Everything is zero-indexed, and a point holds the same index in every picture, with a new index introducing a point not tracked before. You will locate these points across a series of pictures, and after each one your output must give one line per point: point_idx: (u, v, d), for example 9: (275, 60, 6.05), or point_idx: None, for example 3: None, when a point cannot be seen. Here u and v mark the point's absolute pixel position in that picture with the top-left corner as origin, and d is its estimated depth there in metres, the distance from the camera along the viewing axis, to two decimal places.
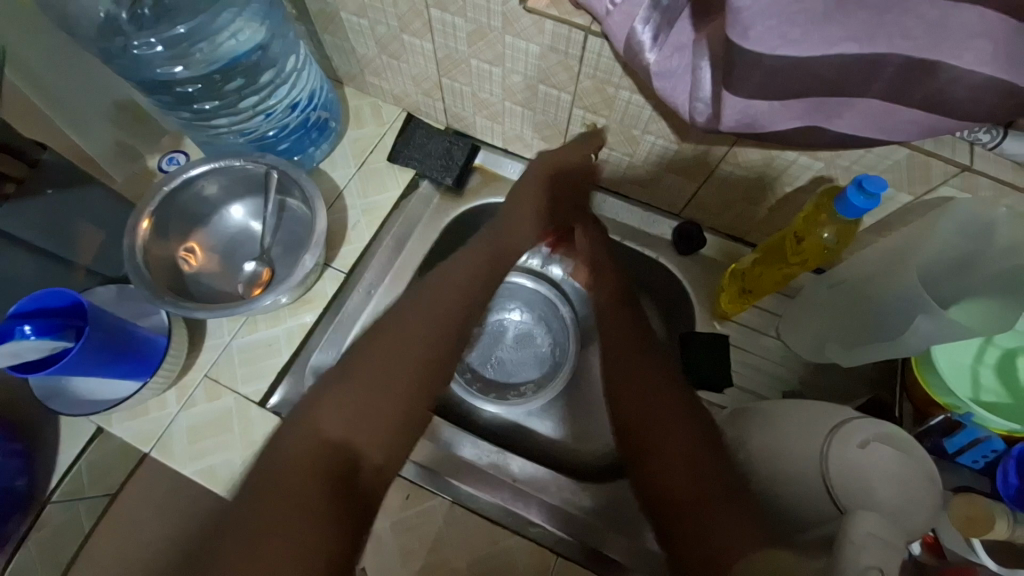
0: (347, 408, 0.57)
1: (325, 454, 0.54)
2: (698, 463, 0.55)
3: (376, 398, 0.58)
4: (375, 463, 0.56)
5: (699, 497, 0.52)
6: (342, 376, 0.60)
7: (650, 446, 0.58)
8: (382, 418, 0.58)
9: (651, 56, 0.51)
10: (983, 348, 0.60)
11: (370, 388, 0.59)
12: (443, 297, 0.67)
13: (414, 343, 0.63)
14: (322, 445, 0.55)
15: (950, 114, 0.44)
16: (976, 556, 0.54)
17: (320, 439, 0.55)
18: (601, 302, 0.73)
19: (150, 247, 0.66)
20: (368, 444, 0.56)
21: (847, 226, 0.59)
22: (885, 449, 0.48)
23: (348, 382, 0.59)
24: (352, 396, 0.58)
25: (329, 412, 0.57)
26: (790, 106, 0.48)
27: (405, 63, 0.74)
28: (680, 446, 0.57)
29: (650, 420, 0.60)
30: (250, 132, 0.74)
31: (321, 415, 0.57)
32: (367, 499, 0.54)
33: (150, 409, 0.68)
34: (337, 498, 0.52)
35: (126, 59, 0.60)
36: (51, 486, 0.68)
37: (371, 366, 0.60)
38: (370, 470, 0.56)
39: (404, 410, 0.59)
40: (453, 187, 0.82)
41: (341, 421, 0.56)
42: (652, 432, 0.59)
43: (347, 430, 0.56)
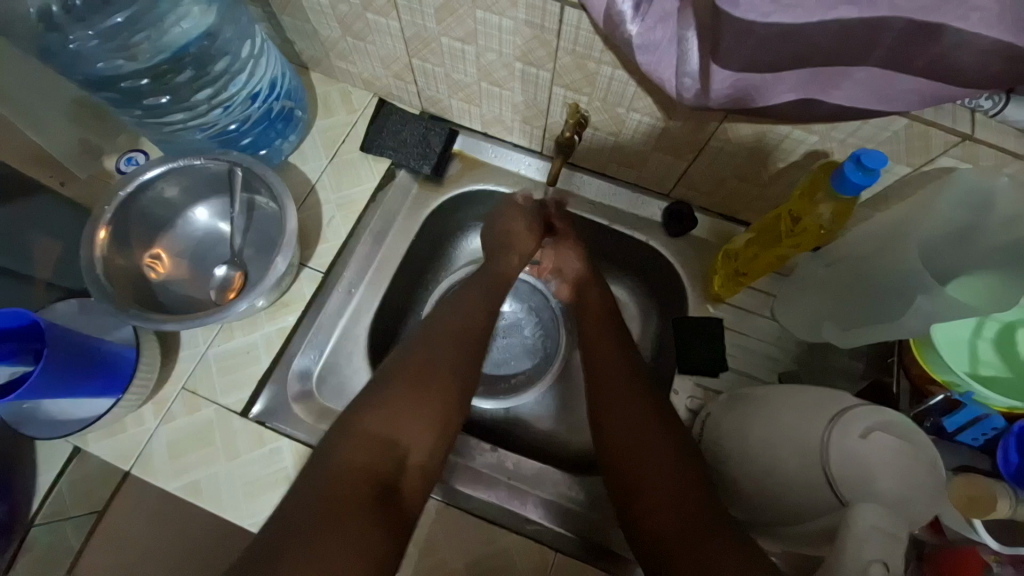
0: (396, 412, 0.54)
1: (373, 455, 0.51)
2: (677, 486, 0.53)
3: (418, 400, 0.56)
4: (419, 471, 0.53)
5: (671, 511, 0.51)
6: (391, 381, 0.57)
7: (630, 467, 0.56)
8: (423, 422, 0.55)
9: (633, 28, 0.48)
10: (981, 323, 0.58)
11: (419, 392, 0.56)
12: (469, 309, 0.66)
13: (455, 352, 0.61)
14: (374, 452, 0.51)
15: (954, 81, 0.41)
16: (978, 536, 0.53)
17: (369, 443, 0.51)
18: (588, 306, 0.72)
19: (111, 258, 0.62)
20: (414, 451, 0.53)
21: (845, 204, 0.55)
22: (889, 437, 0.46)
23: (397, 387, 0.56)
24: (393, 399, 0.55)
25: (376, 416, 0.53)
26: (783, 78, 0.44)
27: (372, 44, 0.69)
28: (657, 462, 0.55)
29: (629, 440, 0.58)
30: (208, 128, 0.69)
31: (367, 419, 0.53)
32: (412, 511, 0.51)
33: (128, 426, 0.65)
34: (385, 507, 0.48)
35: (63, 55, 0.55)
36: (33, 509, 0.66)
37: (411, 370, 0.58)
38: (415, 479, 0.52)
39: (443, 414, 0.57)
40: (432, 176, 0.78)
41: (390, 426, 0.53)
42: (633, 454, 0.57)
43: (392, 429, 0.53)
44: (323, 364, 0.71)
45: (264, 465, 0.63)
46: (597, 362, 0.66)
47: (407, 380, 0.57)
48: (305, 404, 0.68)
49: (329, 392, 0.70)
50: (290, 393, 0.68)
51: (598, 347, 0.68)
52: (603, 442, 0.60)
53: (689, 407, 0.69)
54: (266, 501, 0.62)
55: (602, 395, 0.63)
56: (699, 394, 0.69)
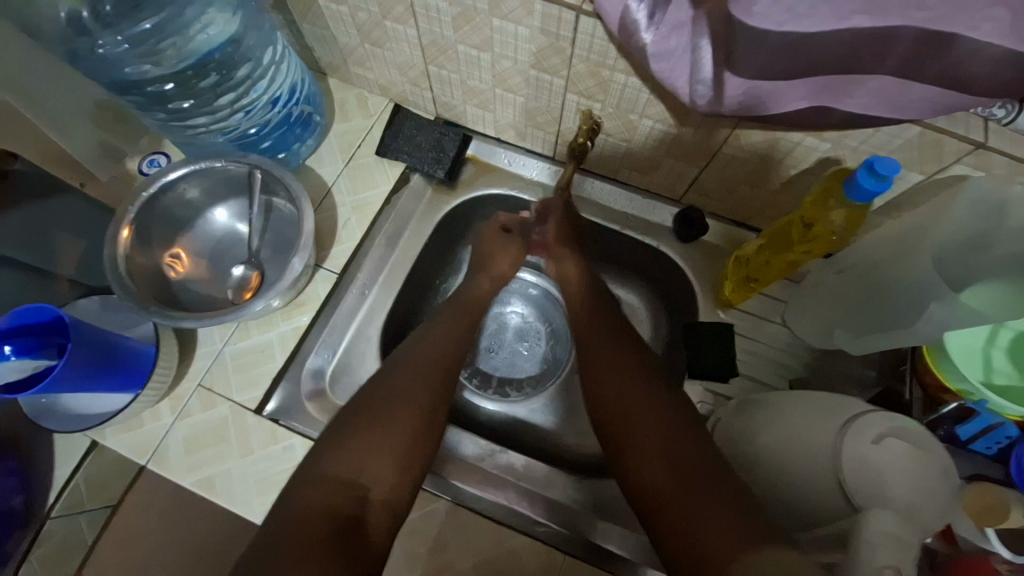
0: (360, 452, 0.54)
1: (333, 495, 0.51)
2: (683, 468, 0.53)
3: (379, 437, 0.55)
4: (385, 506, 0.53)
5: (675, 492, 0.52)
6: (351, 421, 0.56)
7: (635, 466, 0.56)
8: (387, 456, 0.54)
9: (648, 36, 0.48)
10: (995, 331, 0.58)
11: (381, 428, 0.56)
12: (445, 339, 0.66)
13: (422, 387, 0.60)
14: (334, 491, 0.51)
15: (966, 90, 0.41)
16: (989, 545, 0.53)
17: (331, 484, 0.51)
18: (580, 328, 0.71)
19: (133, 256, 0.63)
20: (378, 487, 0.53)
21: (857, 211, 0.55)
22: (900, 443, 0.46)
23: (360, 424, 0.56)
24: (354, 441, 0.54)
25: (340, 455, 0.53)
26: (796, 86, 0.45)
27: (389, 50, 0.71)
28: (665, 449, 0.56)
29: (634, 436, 0.58)
30: (230, 131, 0.71)
31: (331, 459, 0.53)
32: (377, 546, 0.50)
33: (144, 421, 0.66)
34: (346, 545, 0.48)
35: (93, 60, 0.57)
36: (49, 502, 0.67)
37: (374, 407, 0.57)
38: (381, 515, 0.52)
39: (406, 444, 0.56)
40: (445, 179, 0.79)
41: (352, 465, 0.53)
42: (638, 451, 0.57)
43: (352, 470, 0.53)
44: (336, 363, 0.71)
45: (277, 461, 0.64)
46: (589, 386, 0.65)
47: (370, 418, 0.56)
48: (318, 403, 0.69)
49: (341, 391, 0.70)
50: (304, 390, 0.69)
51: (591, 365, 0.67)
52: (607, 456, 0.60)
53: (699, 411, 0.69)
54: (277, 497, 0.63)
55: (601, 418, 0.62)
56: (709, 399, 0.69)
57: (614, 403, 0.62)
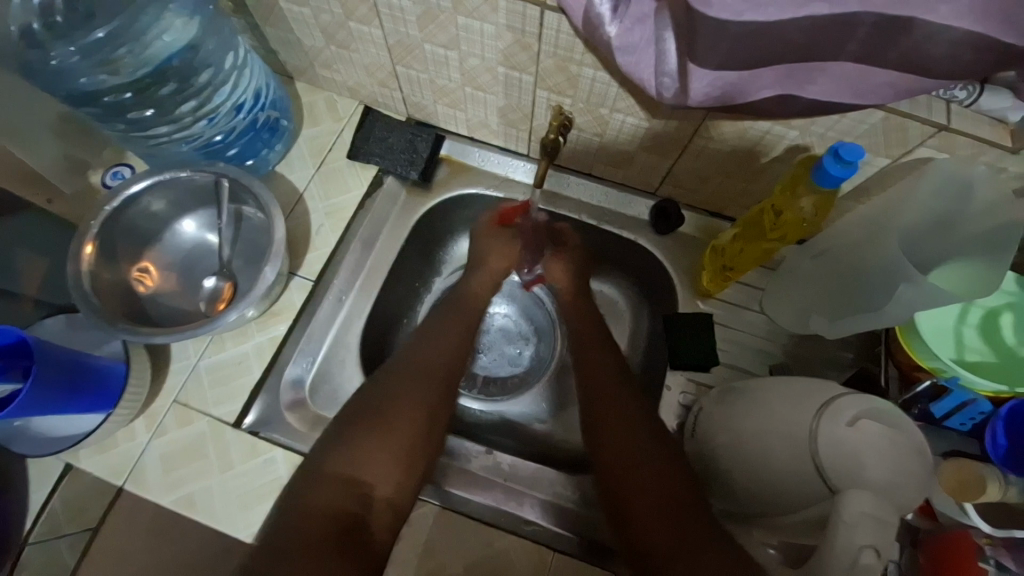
0: (362, 451, 0.54)
1: (337, 496, 0.51)
2: (671, 503, 0.53)
3: (382, 437, 0.55)
4: (387, 505, 0.53)
5: (664, 527, 0.52)
6: (357, 422, 0.56)
7: (620, 478, 0.57)
8: (390, 456, 0.54)
9: (612, 29, 0.48)
10: (965, 309, 0.59)
11: (387, 427, 0.56)
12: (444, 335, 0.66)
13: (424, 388, 0.60)
14: (339, 491, 0.51)
15: (924, 74, 0.42)
16: (969, 519, 0.55)
17: (336, 483, 0.51)
18: (581, 320, 0.72)
19: (98, 272, 0.62)
20: (382, 488, 0.53)
21: (826, 196, 0.56)
22: (875, 424, 0.46)
23: (364, 425, 0.55)
24: (358, 441, 0.54)
25: (343, 455, 0.53)
26: (760, 75, 0.45)
27: (356, 52, 0.70)
28: (652, 476, 0.55)
29: (622, 450, 0.58)
30: (194, 139, 0.69)
31: (334, 459, 0.53)
32: (380, 546, 0.51)
33: (119, 441, 0.65)
34: (352, 544, 0.48)
35: (44, 72, 0.55)
36: (26, 528, 0.65)
37: (377, 405, 0.57)
38: (384, 514, 0.53)
39: (409, 442, 0.56)
40: (420, 181, 0.78)
41: (355, 465, 0.53)
42: (626, 465, 0.57)
43: (355, 468, 0.53)
44: (315, 372, 0.70)
45: (258, 475, 0.63)
46: (591, 369, 0.66)
47: (373, 416, 0.56)
48: (299, 413, 0.67)
49: (322, 400, 0.69)
50: (284, 401, 0.67)
51: (594, 356, 0.67)
52: (597, 443, 0.61)
53: (682, 402, 0.69)
54: (259, 512, 0.62)
55: (599, 402, 0.63)
56: (691, 390, 0.70)
57: (613, 396, 0.62)
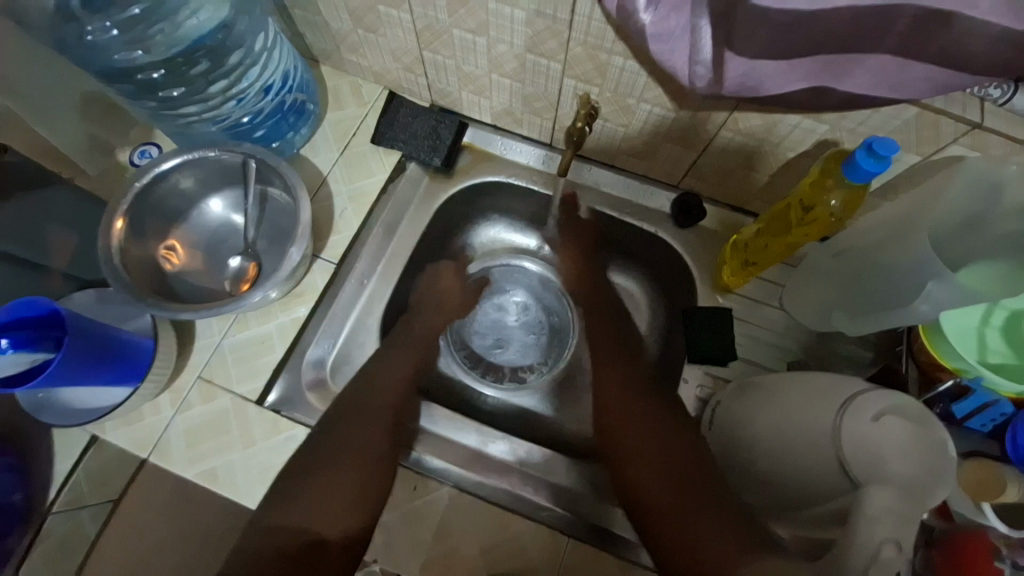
0: (317, 488, 0.57)
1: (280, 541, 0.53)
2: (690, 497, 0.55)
3: (332, 467, 0.58)
4: (344, 541, 0.55)
5: (692, 526, 0.53)
6: (312, 447, 0.60)
7: (626, 466, 0.62)
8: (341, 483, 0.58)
9: (647, 17, 0.48)
10: (989, 310, 0.58)
11: (326, 467, 0.58)
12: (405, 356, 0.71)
13: (370, 410, 0.64)
14: (285, 535, 0.53)
15: (965, 69, 0.41)
16: (987, 520, 0.54)
17: (280, 528, 0.54)
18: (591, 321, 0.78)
19: (127, 248, 0.63)
20: (331, 525, 0.55)
21: (856, 191, 0.55)
22: (902, 422, 0.46)
23: (321, 454, 0.60)
24: (309, 470, 0.59)
25: (302, 492, 0.57)
26: (796, 66, 0.45)
27: (383, 36, 0.70)
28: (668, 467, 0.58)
29: (634, 435, 0.63)
30: (222, 120, 0.70)
31: (287, 503, 0.56)
32: None
33: (145, 415, 0.66)
34: None
35: (81, 48, 0.56)
36: (51, 497, 0.66)
37: (341, 430, 0.62)
38: (336, 550, 0.54)
39: (361, 465, 0.59)
40: (442, 168, 0.78)
41: (305, 507, 0.55)
42: (636, 471, 0.60)
43: (301, 517, 0.55)
44: (337, 354, 0.72)
45: (279, 453, 0.64)
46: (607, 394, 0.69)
47: (329, 444, 0.61)
48: (319, 393, 0.68)
49: (342, 379, 0.71)
50: (304, 380, 0.69)
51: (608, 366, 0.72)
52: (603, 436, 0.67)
53: (699, 395, 0.69)
54: None
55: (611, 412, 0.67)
56: (707, 383, 0.70)
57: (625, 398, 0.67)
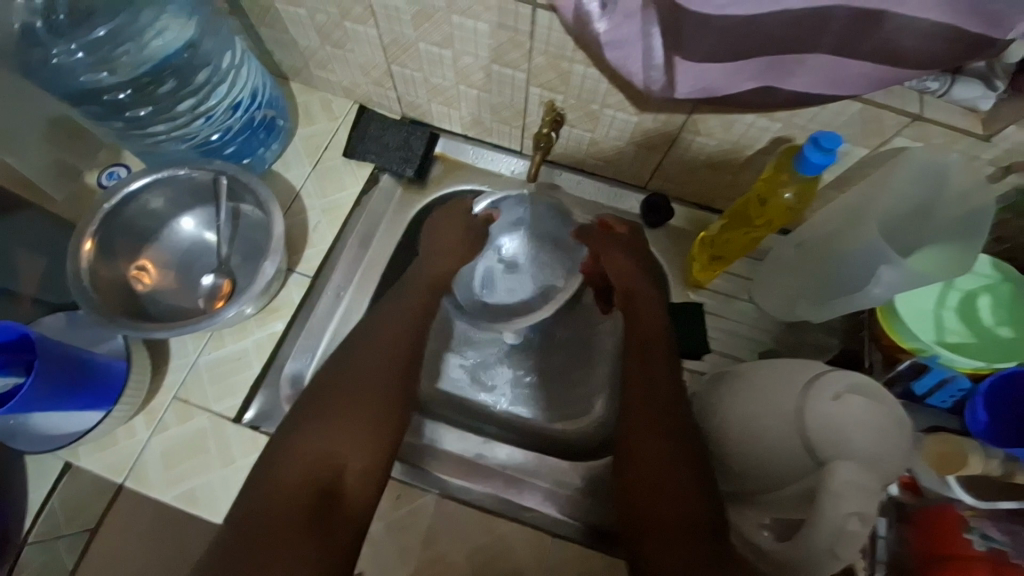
0: (335, 424, 0.56)
1: (309, 472, 0.53)
2: (676, 446, 0.57)
3: (351, 402, 0.58)
4: (366, 475, 0.55)
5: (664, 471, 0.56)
6: (330, 386, 0.59)
7: (640, 394, 0.62)
8: (361, 417, 0.57)
9: (601, 25, 0.50)
10: (943, 292, 0.62)
11: (349, 410, 0.57)
12: (416, 306, 0.67)
13: (383, 352, 0.62)
14: (313, 466, 0.53)
15: (897, 64, 0.44)
16: (953, 492, 0.58)
17: (309, 458, 0.54)
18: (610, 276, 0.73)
19: (96, 269, 0.62)
20: (356, 458, 0.55)
21: (808, 184, 0.58)
22: (858, 399, 0.49)
23: (336, 397, 0.58)
24: (326, 409, 0.57)
25: (317, 429, 0.56)
26: (742, 68, 0.47)
27: (351, 51, 0.71)
28: (663, 416, 0.60)
29: (639, 375, 0.64)
30: (191, 138, 0.70)
31: (308, 436, 0.55)
32: (358, 513, 0.53)
33: (119, 438, 0.65)
34: (323, 518, 0.50)
35: (45, 70, 0.57)
36: (25, 528, 0.65)
37: (354, 368, 0.60)
38: (359, 483, 0.54)
39: (382, 400, 0.59)
40: (415, 178, 0.79)
41: (327, 440, 0.55)
42: (643, 411, 0.61)
43: (326, 446, 0.54)
44: (315, 366, 0.69)
45: None
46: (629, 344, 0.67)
47: (345, 385, 0.59)
48: None
49: None
50: (283, 395, 0.68)
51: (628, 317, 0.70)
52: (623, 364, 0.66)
53: None
54: None
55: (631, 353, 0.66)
56: (684, 376, 0.71)
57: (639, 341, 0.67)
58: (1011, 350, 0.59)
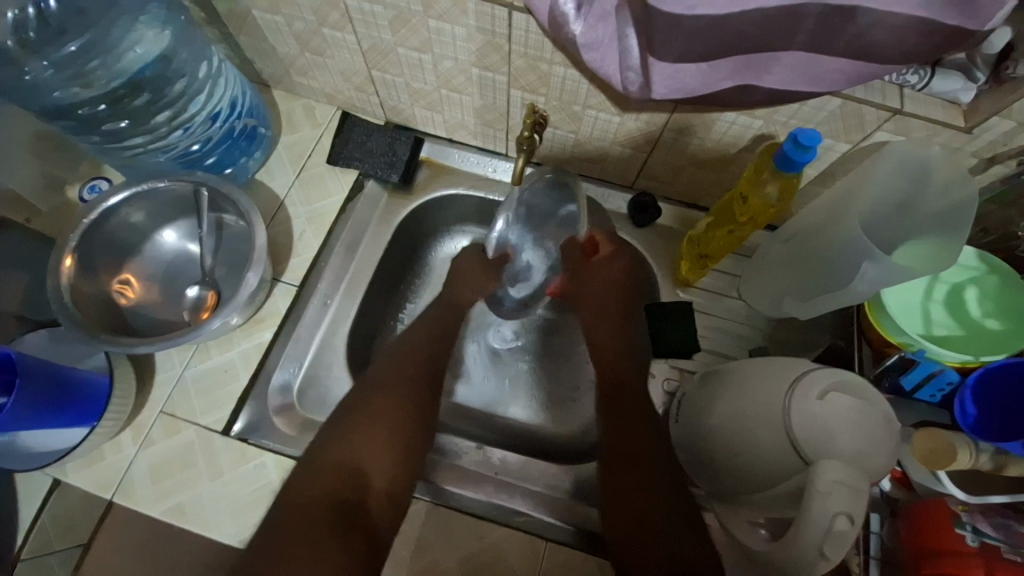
0: (360, 443, 0.60)
1: (335, 485, 0.57)
2: (640, 457, 0.64)
3: (374, 423, 0.62)
4: (386, 493, 0.59)
5: (630, 483, 0.62)
6: (356, 407, 0.63)
7: (625, 405, 0.68)
8: (384, 438, 0.61)
9: (577, 27, 0.50)
10: (931, 286, 0.62)
11: (374, 430, 0.62)
12: (429, 336, 0.72)
13: (406, 377, 0.66)
14: (339, 480, 0.58)
15: (873, 59, 0.44)
16: (944, 487, 0.57)
17: (335, 474, 0.58)
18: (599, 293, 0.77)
19: (78, 286, 0.62)
20: (379, 476, 0.59)
21: (789, 180, 0.58)
22: (845, 398, 0.48)
23: (361, 418, 0.62)
24: (351, 428, 0.61)
25: (342, 446, 0.60)
26: (717, 67, 0.47)
27: (331, 58, 0.71)
28: (631, 431, 0.66)
29: (619, 396, 0.69)
30: (171, 150, 0.69)
31: (334, 453, 0.60)
32: (379, 528, 0.57)
33: (106, 454, 0.65)
34: (349, 528, 0.55)
35: (19, 88, 0.56)
36: (18, 544, 0.63)
37: (378, 391, 0.64)
38: (380, 500, 0.58)
39: (404, 423, 0.63)
40: (401, 184, 0.79)
41: (352, 457, 0.59)
42: (611, 425, 0.67)
43: (352, 462, 0.59)
44: (303, 377, 0.70)
45: (248, 482, 0.63)
46: (603, 358, 0.74)
47: (369, 407, 0.63)
48: (287, 417, 0.68)
49: (310, 404, 0.69)
50: (271, 406, 0.68)
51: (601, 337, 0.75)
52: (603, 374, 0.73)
53: (666, 389, 0.71)
54: (250, 518, 0.62)
55: (607, 369, 0.73)
56: (675, 374, 0.71)
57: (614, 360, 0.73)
58: (998, 342, 0.60)
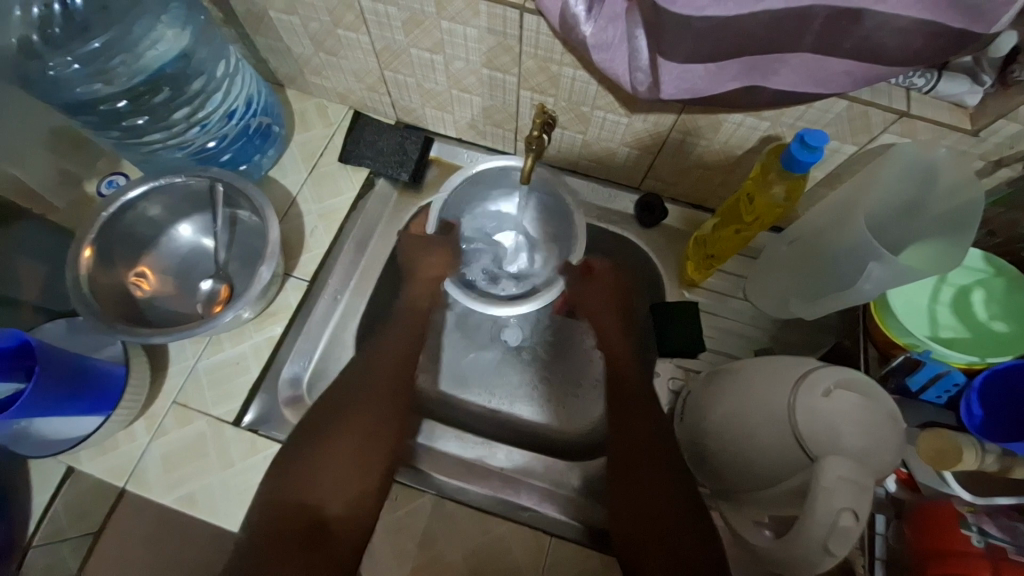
0: (314, 464, 0.60)
1: (290, 510, 0.57)
2: (645, 457, 0.64)
3: (327, 443, 0.61)
4: (347, 510, 0.59)
5: (637, 484, 0.63)
6: (308, 425, 0.62)
7: (624, 410, 0.67)
8: (336, 456, 0.61)
9: (587, 29, 0.51)
10: (937, 288, 0.62)
11: (328, 449, 0.61)
12: (394, 343, 0.70)
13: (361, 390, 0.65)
14: (295, 503, 0.58)
15: (879, 61, 0.44)
16: (950, 489, 0.58)
17: (290, 498, 0.58)
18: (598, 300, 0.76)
19: (95, 277, 0.63)
20: (334, 496, 0.59)
21: (796, 181, 0.58)
22: (850, 394, 0.48)
23: (312, 437, 0.62)
24: (303, 450, 0.61)
25: (297, 469, 0.60)
26: (724, 68, 0.48)
27: (344, 58, 0.72)
28: (635, 431, 0.66)
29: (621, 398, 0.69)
30: (187, 146, 0.71)
31: (289, 476, 0.59)
32: (343, 546, 0.57)
33: (120, 443, 0.66)
34: (311, 551, 0.56)
35: (44, 82, 0.58)
36: (29, 531, 0.64)
37: (332, 409, 0.63)
38: (342, 519, 0.58)
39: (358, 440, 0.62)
40: (410, 182, 0.80)
41: (307, 480, 0.59)
42: (617, 431, 0.67)
43: (304, 486, 0.59)
44: (312, 370, 0.71)
45: (258, 472, 0.64)
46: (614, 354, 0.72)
47: (322, 424, 0.62)
48: (296, 409, 0.69)
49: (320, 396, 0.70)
50: (281, 398, 0.69)
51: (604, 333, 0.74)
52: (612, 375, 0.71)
53: (671, 388, 0.72)
54: None
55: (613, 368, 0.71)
56: (679, 375, 0.72)
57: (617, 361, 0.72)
58: (1004, 344, 0.60)
